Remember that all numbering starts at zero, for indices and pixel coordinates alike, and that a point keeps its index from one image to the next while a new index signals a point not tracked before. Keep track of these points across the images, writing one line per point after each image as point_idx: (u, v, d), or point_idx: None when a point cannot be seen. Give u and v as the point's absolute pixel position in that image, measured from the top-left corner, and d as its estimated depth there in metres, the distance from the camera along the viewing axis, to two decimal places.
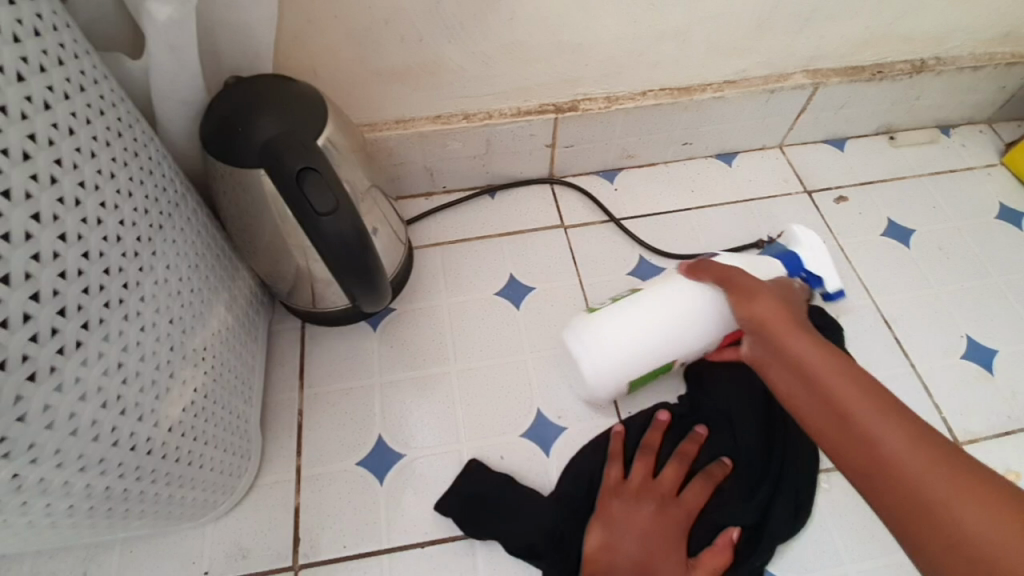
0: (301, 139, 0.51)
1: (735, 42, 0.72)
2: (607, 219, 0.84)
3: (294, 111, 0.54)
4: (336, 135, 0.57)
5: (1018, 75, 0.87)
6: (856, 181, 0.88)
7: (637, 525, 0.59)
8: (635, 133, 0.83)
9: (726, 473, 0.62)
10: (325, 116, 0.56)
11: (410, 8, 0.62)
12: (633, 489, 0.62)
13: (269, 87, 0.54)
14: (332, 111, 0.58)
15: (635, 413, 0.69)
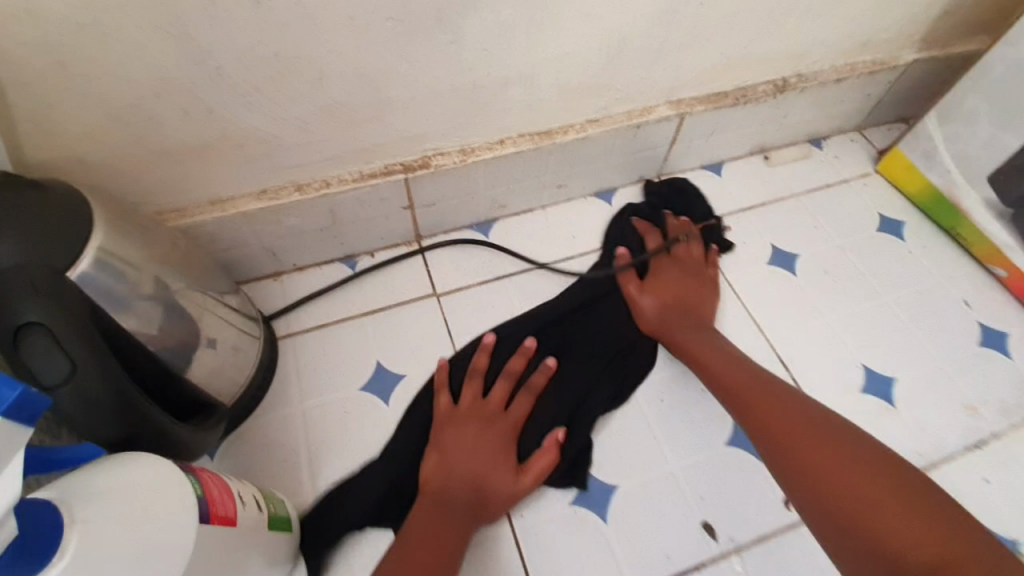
0: (31, 287, 0.39)
1: (589, 79, 0.66)
2: (487, 280, 0.76)
3: (39, 237, 0.40)
4: (116, 255, 0.45)
5: (883, 81, 0.85)
6: (736, 208, 0.85)
7: (465, 446, 0.59)
8: (503, 183, 0.75)
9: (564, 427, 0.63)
10: (90, 239, 0.43)
11: (183, 76, 0.50)
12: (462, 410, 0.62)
13: (14, 198, 0.41)
14: (107, 223, 0.45)
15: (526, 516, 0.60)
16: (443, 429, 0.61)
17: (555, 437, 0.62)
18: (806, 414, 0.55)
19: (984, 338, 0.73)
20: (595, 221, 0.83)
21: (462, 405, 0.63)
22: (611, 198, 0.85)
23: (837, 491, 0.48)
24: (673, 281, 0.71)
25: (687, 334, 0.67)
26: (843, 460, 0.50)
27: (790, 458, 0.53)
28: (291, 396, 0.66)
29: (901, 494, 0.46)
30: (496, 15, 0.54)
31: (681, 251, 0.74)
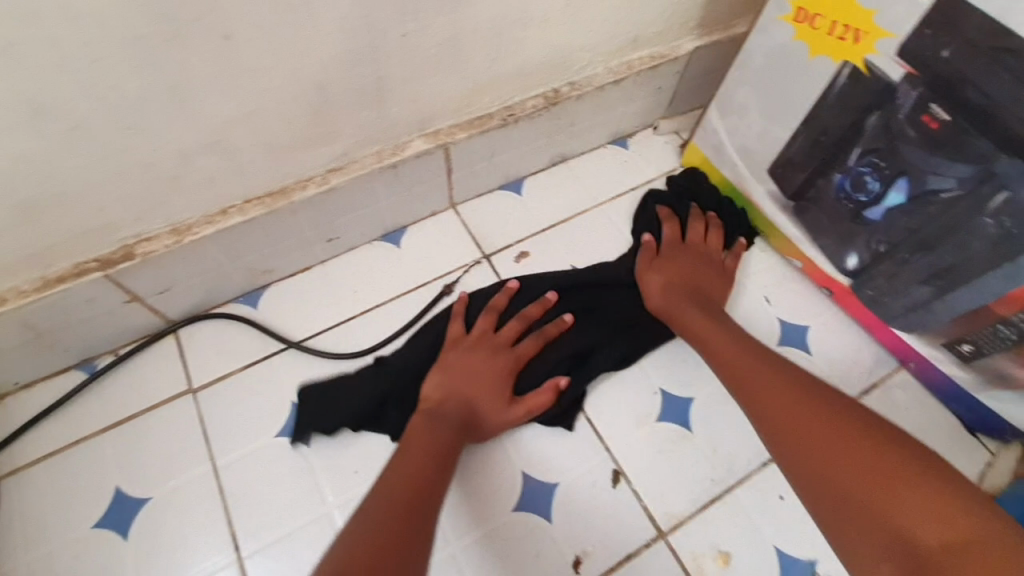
0: None
1: (300, 132, 0.57)
2: (256, 359, 0.68)
3: None
4: None
5: (669, 73, 0.80)
6: (536, 229, 0.79)
7: (469, 366, 0.62)
8: (249, 251, 0.66)
9: (532, 349, 0.65)
10: None
11: None
12: (472, 340, 0.65)
13: None
14: None
15: None
16: (449, 353, 0.64)
17: (510, 282, 0.69)
18: (753, 365, 0.58)
19: (784, 336, 0.71)
20: (380, 269, 0.75)
21: (650, 251, 0.71)
22: (399, 239, 0.77)
23: (825, 463, 0.48)
24: (661, 278, 0.68)
25: (685, 308, 0.65)
26: (909, 492, 0.44)
27: (770, 422, 0.53)
28: (12, 547, 0.58)
29: (861, 437, 0.48)
30: (116, 92, 0.45)
31: (709, 240, 0.72)
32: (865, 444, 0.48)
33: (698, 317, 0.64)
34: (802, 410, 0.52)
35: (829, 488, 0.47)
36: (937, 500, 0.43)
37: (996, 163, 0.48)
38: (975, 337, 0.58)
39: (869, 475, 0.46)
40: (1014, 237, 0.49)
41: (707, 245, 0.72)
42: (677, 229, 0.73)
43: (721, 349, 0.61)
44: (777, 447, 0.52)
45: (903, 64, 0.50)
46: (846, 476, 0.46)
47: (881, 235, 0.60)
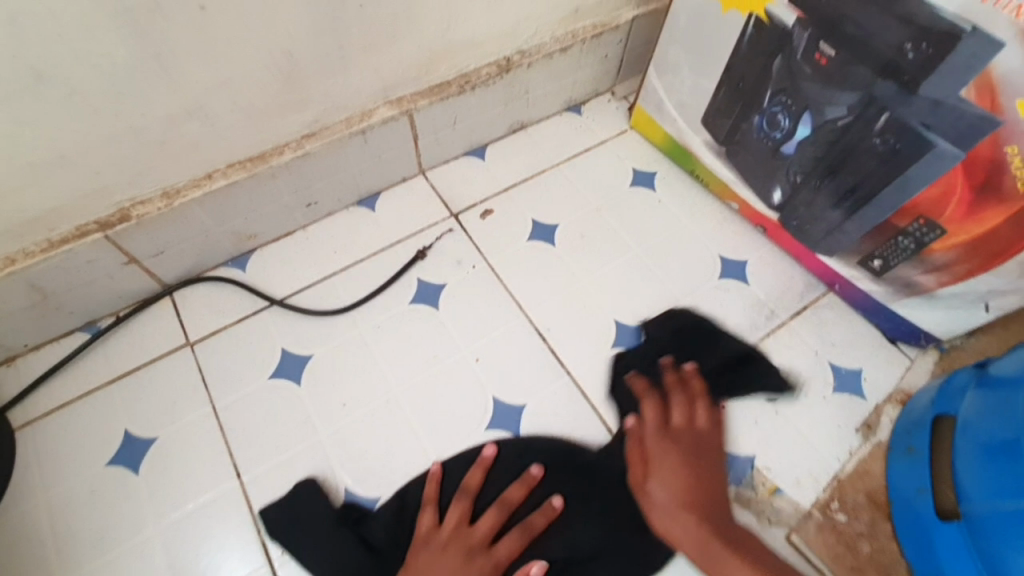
0: None
1: (274, 98, 0.64)
2: (245, 314, 0.73)
3: None
4: None
5: (613, 42, 0.88)
6: (499, 188, 0.86)
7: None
8: (235, 215, 0.72)
9: (517, 548, 0.59)
10: None
11: None
12: (442, 538, 0.60)
13: None
14: None
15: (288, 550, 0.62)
16: (418, 554, 0.59)
17: (485, 453, 0.64)
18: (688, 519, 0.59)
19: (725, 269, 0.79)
20: (357, 231, 0.81)
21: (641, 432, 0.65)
22: (373, 203, 0.84)
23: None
24: (670, 506, 0.60)
25: (699, 508, 0.59)
26: None
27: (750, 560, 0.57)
28: (33, 487, 0.64)
29: (765, 565, 0.57)
30: (108, 59, 0.51)
31: (677, 415, 0.66)
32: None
33: (697, 490, 0.61)
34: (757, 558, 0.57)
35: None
36: None
37: (874, 88, 0.55)
38: (883, 252, 0.66)
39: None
40: (899, 153, 0.57)
41: (695, 425, 0.66)
42: (658, 417, 0.66)
43: (717, 533, 0.58)
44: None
45: (793, 9, 0.58)
46: None
47: (797, 168, 0.68)
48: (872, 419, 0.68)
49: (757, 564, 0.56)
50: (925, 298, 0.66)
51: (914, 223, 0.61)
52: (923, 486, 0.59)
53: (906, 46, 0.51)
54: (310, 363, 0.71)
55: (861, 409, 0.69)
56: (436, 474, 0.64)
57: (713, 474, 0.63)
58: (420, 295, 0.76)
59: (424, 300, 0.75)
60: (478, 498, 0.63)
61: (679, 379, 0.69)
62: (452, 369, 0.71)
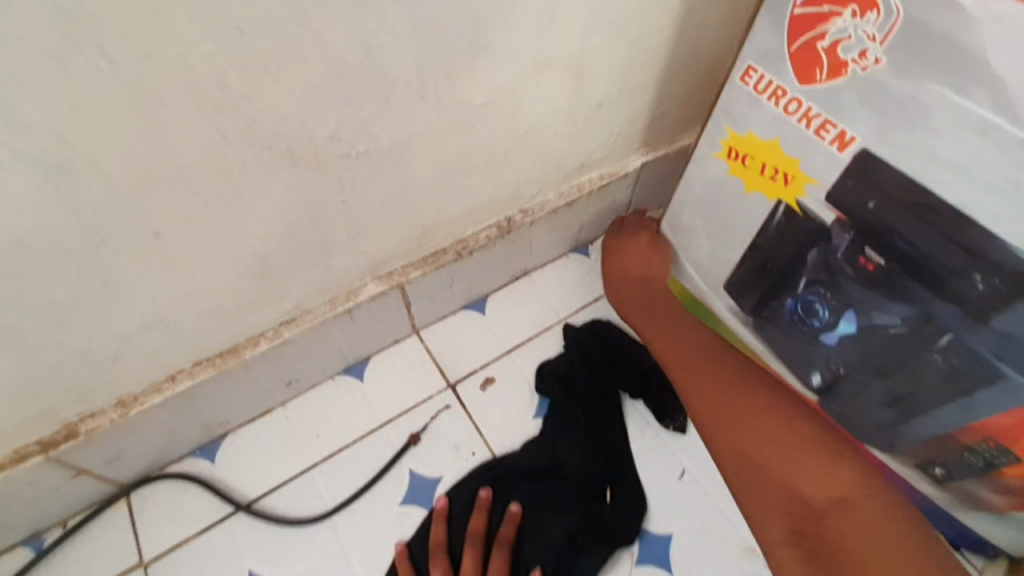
0: None
1: (247, 298, 0.57)
2: (212, 521, 0.65)
3: None
4: None
5: (621, 188, 0.82)
6: (500, 350, 0.78)
7: None
8: (202, 410, 0.64)
9: (502, 560, 0.61)
10: None
11: None
12: None
13: None
14: None
15: None
16: None
17: (482, 495, 0.64)
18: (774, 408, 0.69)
19: None
20: (342, 407, 0.73)
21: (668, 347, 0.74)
22: (362, 372, 0.76)
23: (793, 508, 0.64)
24: (675, 344, 0.74)
25: (767, 439, 0.67)
26: (858, 505, 0.63)
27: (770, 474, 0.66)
28: None
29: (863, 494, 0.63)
30: (46, 297, 0.44)
31: (641, 265, 0.79)
32: (825, 476, 0.65)
33: (709, 377, 0.72)
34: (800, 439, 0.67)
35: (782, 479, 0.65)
36: (887, 518, 0.62)
37: (934, 307, 0.48)
38: (945, 461, 0.57)
39: (783, 469, 0.66)
40: (966, 373, 0.49)
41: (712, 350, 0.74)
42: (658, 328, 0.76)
43: (699, 402, 0.70)
44: (733, 479, 0.67)
45: (831, 209, 0.51)
46: (800, 487, 0.65)
47: (839, 359, 0.60)
48: None
49: (811, 477, 0.65)
50: (1000, 516, 0.57)
51: (981, 443, 0.52)
52: None
53: (974, 276, 0.43)
54: None
55: None
56: (403, 552, 0.62)
57: (724, 372, 0.72)
58: (411, 494, 0.67)
59: (415, 501, 0.66)
60: (485, 541, 0.63)
61: (641, 222, 0.84)
62: None
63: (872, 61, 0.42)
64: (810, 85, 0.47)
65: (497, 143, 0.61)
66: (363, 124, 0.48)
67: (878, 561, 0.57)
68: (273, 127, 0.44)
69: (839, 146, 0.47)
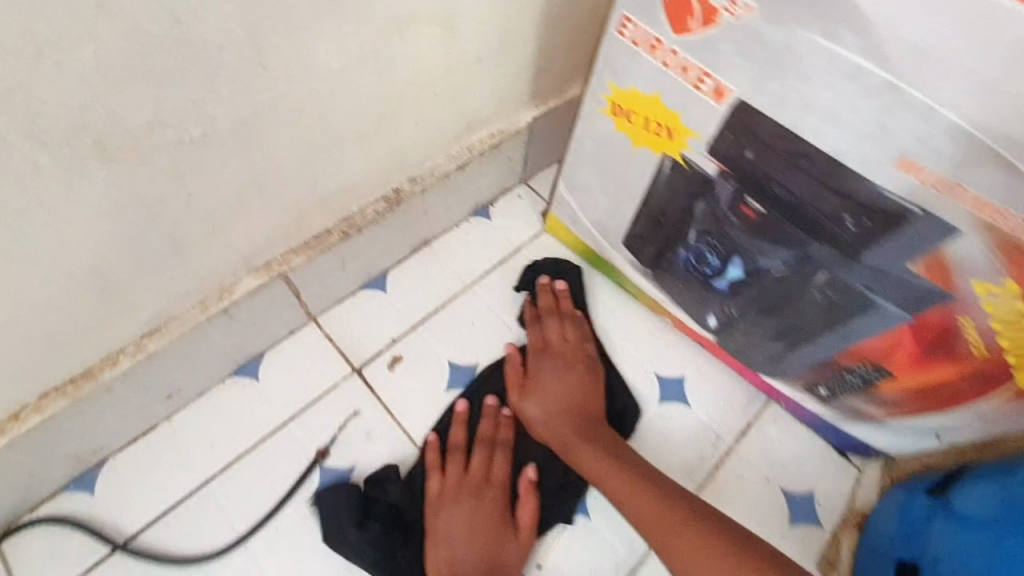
0: None
1: (88, 316, 0.49)
2: (112, 548, 0.59)
3: None
4: None
5: (514, 144, 0.79)
6: (407, 327, 0.75)
7: (465, 529, 0.62)
8: (66, 441, 0.56)
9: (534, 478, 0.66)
10: None
11: None
12: (451, 492, 0.64)
13: None
14: None
15: None
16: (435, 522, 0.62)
17: (457, 408, 0.69)
18: (490, 539, 0.62)
19: (664, 395, 0.74)
20: (238, 412, 0.67)
21: (436, 491, 0.64)
22: (256, 370, 0.70)
23: (643, 521, 0.60)
24: (554, 379, 0.69)
25: (578, 446, 0.65)
26: (645, 497, 0.61)
27: (630, 485, 0.62)
28: None
29: (668, 510, 0.59)
30: None
31: (559, 334, 0.73)
32: (645, 485, 0.62)
33: (588, 423, 0.67)
34: (610, 478, 0.63)
35: (600, 475, 0.63)
36: (693, 526, 0.58)
37: (811, 249, 0.50)
38: (828, 383, 0.63)
39: (608, 467, 0.63)
40: (841, 306, 0.53)
41: (568, 340, 0.73)
42: (559, 329, 0.74)
43: (582, 454, 0.65)
44: (631, 515, 0.61)
45: (714, 161, 0.52)
46: (632, 514, 0.61)
47: (731, 302, 0.63)
48: (832, 554, 0.66)
49: (625, 478, 0.62)
50: (873, 423, 0.64)
51: (860, 364, 0.58)
52: None
53: (845, 218, 0.46)
54: None
55: (819, 541, 0.67)
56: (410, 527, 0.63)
57: (580, 397, 0.68)
58: (326, 490, 0.64)
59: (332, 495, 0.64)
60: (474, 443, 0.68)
61: (557, 307, 0.75)
62: None
63: (744, 9, 0.41)
64: (685, 35, 0.45)
65: (367, 110, 0.55)
66: (191, 104, 0.41)
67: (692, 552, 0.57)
68: (69, 119, 0.37)
69: (716, 97, 0.47)
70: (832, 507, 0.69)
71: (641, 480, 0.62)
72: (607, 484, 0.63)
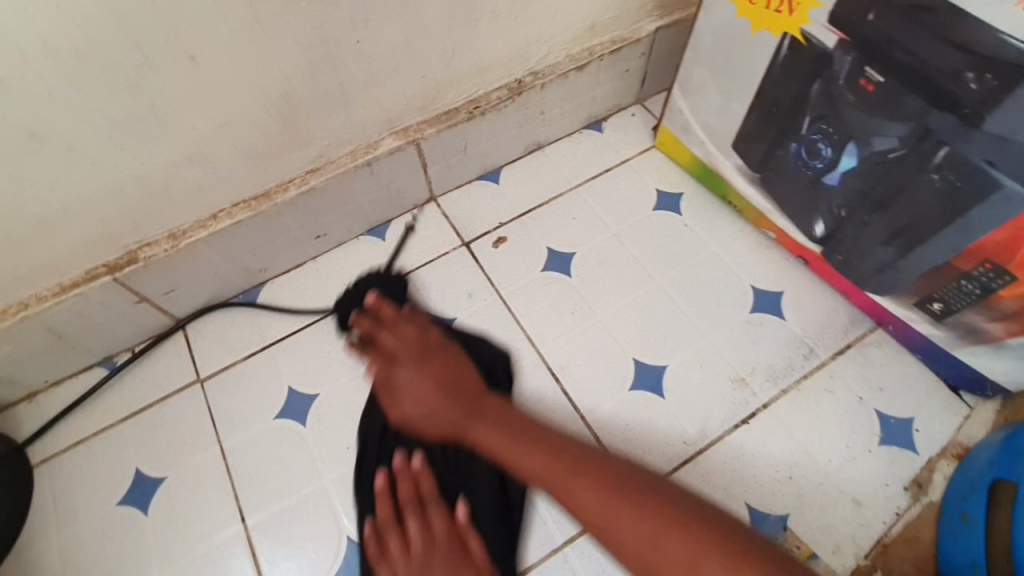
0: None
1: (271, 138, 0.62)
2: (265, 345, 0.73)
3: None
4: None
5: (634, 55, 0.82)
6: (513, 214, 0.83)
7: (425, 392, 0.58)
8: (243, 252, 0.71)
9: None
10: None
11: None
12: None
13: None
14: None
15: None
16: (416, 481, 0.55)
17: None
18: (454, 372, 0.60)
19: (757, 303, 0.72)
20: (365, 263, 0.79)
21: (367, 328, 0.65)
22: (383, 232, 0.81)
23: (566, 464, 0.49)
24: None
25: None
26: (622, 515, 0.43)
27: (601, 493, 0.46)
28: (45, 528, 0.64)
29: (634, 490, 0.45)
30: (102, 114, 0.51)
31: None
32: (600, 482, 0.46)
33: None
34: (592, 471, 0.47)
35: (604, 477, 0.46)
36: (657, 482, 0.45)
37: (929, 119, 0.50)
38: (943, 295, 0.59)
39: (600, 493, 0.45)
40: (960, 189, 0.51)
41: (429, 530, 0.52)
42: (427, 362, 0.60)
43: (575, 500, 0.46)
44: (560, 501, 0.48)
45: (833, 31, 0.52)
46: (537, 467, 0.49)
47: (841, 199, 0.62)
48: (923, 477, 0.61)
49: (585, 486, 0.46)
50: (993, 347, 0.58)
51: (977, 267, 0.54)
52: (976, 561, 0.53)
53: (965, 75, 0.45)
54: (317, 403, 0.69)
55: (910, 464, 0.62)
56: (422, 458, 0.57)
57: None
58: None
59: None
60: None
61: None
62: None
63: None
64: None
65: None
66: None
67: (590, 496, 0.45)
68: None
69: None
70: (932, 435, 0.64)
71: (611, 498, 0.45)
72: (565, 496, 0.47)
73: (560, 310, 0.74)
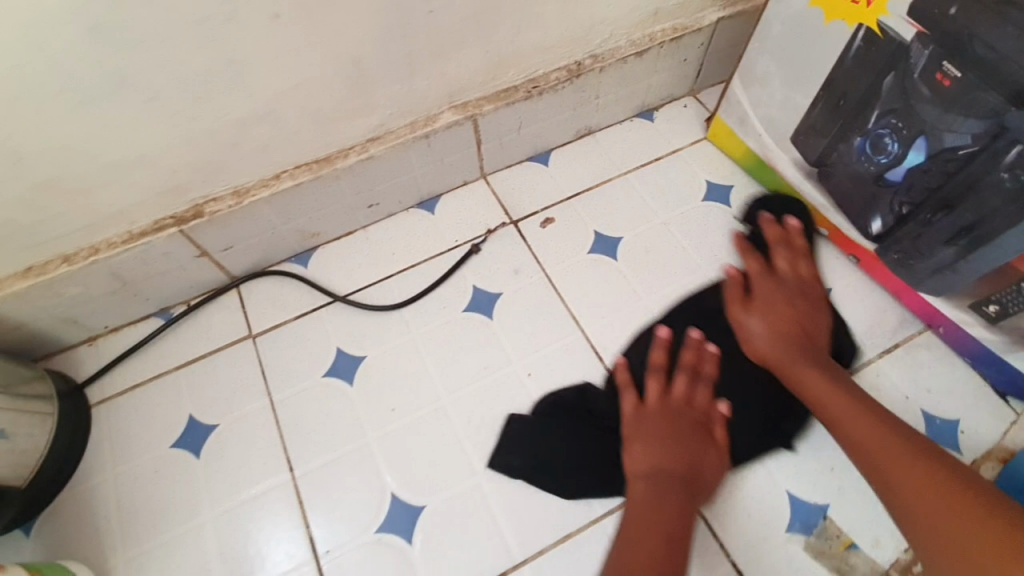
0: None
1: (338, 103, 0.64)
2: (316, 307, 0.76)
3: None
4: None
5: (693, 45, 0.82)
6: (561, 196, 0.83)
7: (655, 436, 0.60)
8: (300, 215, 0.73)
9: None
10: None
11: None
12: None
13: None
14: None
15: (328, 537, 0.61)
16: (641, 425, 0.62)
17: None
18: (693, 444, 0.60)
19: None
20: (414, 234, 0.81)
21: (771, 237, 0.73)
22: (433, 206, 0.83)
23: (891, 468, 0.52)
24: None
25: None
26: (933, 491, 0.49)
27: (913, 509, 0.50)
28: (101, 465, 0.67)
29: (926, 462, 0.51)
30: (186, 68, 0.53)
31: None
32: (923, 469, 0.51)
33: None
34: (922, 477, 0.50)
35: (876, 448, 0.54)
36: (937, 474, 0.50)
37: (1007, 116, 0.49)
38: (1000, 296, 0.57)
39: (866, 432, 0.55)
40: None
41: (695, 401, 0.63)
42: (788, 257, 0.71)
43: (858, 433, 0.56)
44: (879, 487, 0.53)
45: (913, 24, 0.52)
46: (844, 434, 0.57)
47: (904, 196, 0.61)
48: None
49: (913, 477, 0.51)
50: None
51: None
52: None
53: None
54: (363, 365, 0.71)
55: None
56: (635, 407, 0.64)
57: None
58: (474, 304, 0.75)
59: (478, 309, 0.74)
60: None
61: None
62: (503, 391, 0.68)
63: None
64: None
65: None
66: None
67: (909, 482, 0.51)
68: None
69: None
70: (979, 440, 0.63)
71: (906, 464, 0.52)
72: (850, 436, 0.56)
73: (605, 292, 0.74)
